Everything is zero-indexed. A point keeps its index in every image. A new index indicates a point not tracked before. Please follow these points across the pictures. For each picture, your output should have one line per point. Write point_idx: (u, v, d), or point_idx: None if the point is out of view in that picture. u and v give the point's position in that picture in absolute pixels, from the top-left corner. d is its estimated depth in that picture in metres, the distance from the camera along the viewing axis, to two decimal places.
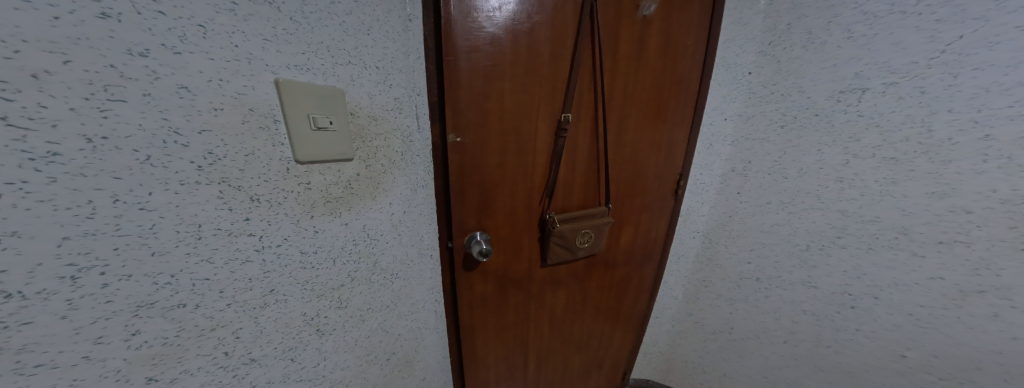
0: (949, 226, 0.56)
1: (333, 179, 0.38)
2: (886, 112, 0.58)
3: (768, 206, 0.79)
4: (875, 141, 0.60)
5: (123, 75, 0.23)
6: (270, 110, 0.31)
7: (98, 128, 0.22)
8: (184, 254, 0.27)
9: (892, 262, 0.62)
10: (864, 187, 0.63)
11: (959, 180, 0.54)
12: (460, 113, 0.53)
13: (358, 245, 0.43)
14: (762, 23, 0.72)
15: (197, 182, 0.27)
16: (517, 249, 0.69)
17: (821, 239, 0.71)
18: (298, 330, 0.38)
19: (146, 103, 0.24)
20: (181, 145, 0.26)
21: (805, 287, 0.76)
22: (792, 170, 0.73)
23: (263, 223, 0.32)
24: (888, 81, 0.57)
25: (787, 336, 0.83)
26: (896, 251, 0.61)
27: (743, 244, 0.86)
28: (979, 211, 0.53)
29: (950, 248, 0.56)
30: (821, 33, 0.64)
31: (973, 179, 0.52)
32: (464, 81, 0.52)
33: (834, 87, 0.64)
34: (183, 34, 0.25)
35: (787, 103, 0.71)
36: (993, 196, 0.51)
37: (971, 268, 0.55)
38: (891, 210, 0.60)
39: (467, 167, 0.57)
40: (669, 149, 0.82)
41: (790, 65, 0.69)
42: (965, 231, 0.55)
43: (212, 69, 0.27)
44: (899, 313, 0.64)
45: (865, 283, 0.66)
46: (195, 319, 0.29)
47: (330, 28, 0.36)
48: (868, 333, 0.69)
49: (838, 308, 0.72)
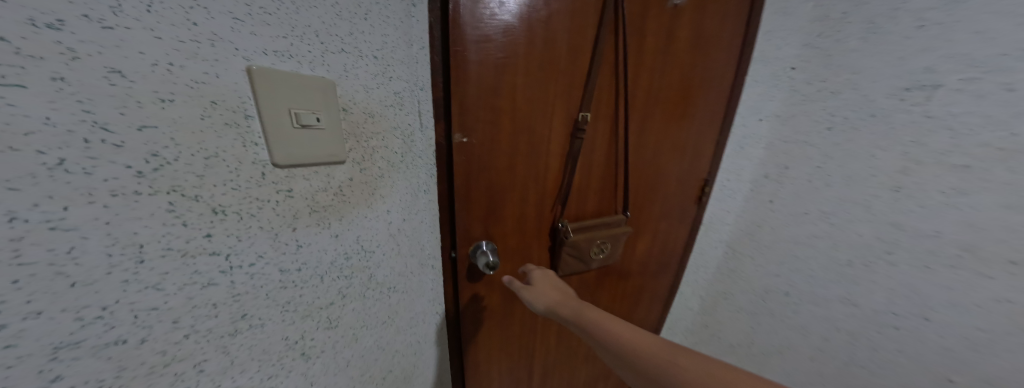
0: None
1: (320, 184, 0.33)
2: (960, 112, 0.50)
3: (805, 216, 0.71)
4: (944, 146, 0.51)
5: (20, 52, 0.17)
6: (240, 104, 0.26)
7: None
8: (121, 283, 0.21)
9: (949, 281, 0.53)
10: (924, 198, 0.54)
11: None
12: (467, 110, 0.47)
13: (350, 259, 0.39)
14: (810, 11, 0.66)
15: (139, 192, 0.21)
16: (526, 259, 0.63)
17: (867, 253, 0.62)
18: (279, 356, 0.33)
19: (56, 90, 0.18)
20: (112, 145, 0.20)
21: (840, 304, 0.67)
22: (838, 176, 0.64)
23: (230, 239, 0.27)
24: (966, 76, 0.49)
25: (811, 353, 0.73)
26: (957, 270, 0.52)
27: (772, 256, 0.79)
28: None
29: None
30: (884, 22, 0.56)
31: None
32: (473, 75, 0.46)
33: (897, 83, 0.55)
34: (116, 3, 0.19)
35: (837, 101, 0.63)
36: None
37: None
38: (954, 223, 0.52)
39: (473, 171, 0.51)
40: (696, 151, 0.74)
41: (843, 58, 0.61)
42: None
43: (159, 51, 0.21)
44: (952, 336, 0.53)
45: (913, 302, 0.57)
46: (142, 356, 0.23)
47: (320, 10, 0.31)
48: (912, 356, 0.58)
49: (876, 328, 0.62)
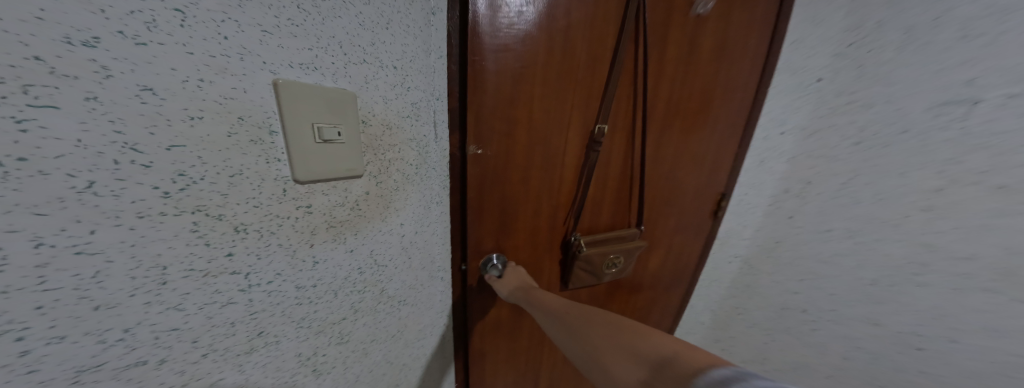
0: None
1: (339, 198, 0.33)
2: (1002, 131, 0.47)
3: (829, 234, 0.68)
4: (983, 165, 0.49)
5: (54, 70, 0.17)
6: (265, 119, 0.26)
7: (13, 144, 0.16)
8: (143, 305, 0.21)
9: (986, 305, 0.51)
10: (959, 219, 0.52)
11: None
12: (482, 121, 0.47)
13: (364, 273, 0.38)
14: (842, 20, 0.62)
15: (164, 213, 0.22)
16: (536, 272, 0.61)
17: (894, 274, 0.59)
18: (292, 373, 0.32)
19: (90, 111, 0.18)
20: (141, 166, 0.20)
21: (864, 324, 0.65)
22: (866, 193, 0.61)
23: (250, 257, 0.27)
24: (1008, 92, 0.46)
25: (831, 372, 0.72)
26: (994, 294, 0.50)
27: (793, 273, 0.76)
28: None
29: None
30: (924, 31, 0.52)
31: None
32: (490, 85, 0.45)
33: (935, 97, 0.52)
34: (151, 19, 0.20)
35: (868, 114, 0.60)
36: None
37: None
38: (992, 248, 0.49)
39: (487, 182, 0.50)
40: (714, 164, 0.72)
41: (876, 70, 0.58)
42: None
43: (190, 68, 0.21)
44: (981, 359, 0.53)
45: (942, 326, 0.55)
46: (161, 376, 0.23)
47: (344, 20, 0.31)
48: (936, 378, 0.57)
49: (902, 349, 0.61)
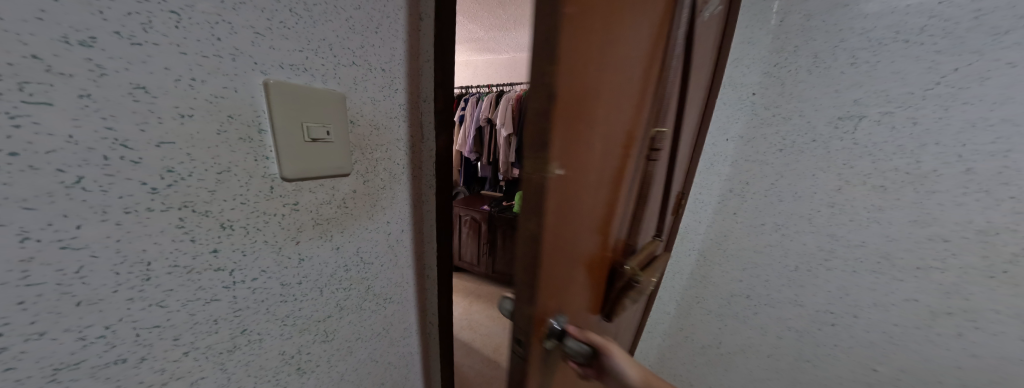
0: (928, 252, 0.59)
1: (326, 197, 0.33)
2: (879, 141, 0.60)
3: (761, 228, 0.77)
4: (867, 169, 0.62)
5: (50, 69, 0.18)
6: (255, 117, 0.26)
7: (6, 139, 0.17)
8: (126, 301, 0.21)
9: (874, 284, 0.64)
10: (855, 213, 0.64)
11: (940, 210, 0.57)
12: (562, 111, 0.28)
13: (349, 271, 0.38)
14: (770, 43, 0.71)
15: (152, 208, 0.22)
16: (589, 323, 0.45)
17: (810, 260, 0.71)
18: (275, 372, 0.32)
19: (82, 107, 0.19)
20: (130, 161, 0.20)
21: (791, 305, 0.75)
22: (788, 192, 0.72)
23: (235, 254, 0.26)
24: (884, 110, 0.60)
25: (771, 351, 0.81)
26: (878, 275, 0.64)
27: (735, 263, 0.82)
28: (957, 239, 0.57)
29: (926, 273, 0.60)
30: (827, 57, 0.64)
31: (953, 210, 0.56)
32: (572, 53, 0.28)
33: (834, 112, 0.65)
34: (147, 20, 0.20)
35: (788, 126, 0.71)
36: (970, 226, 0.56)
37: (943, 291, 0.59)
38: (876, 235, 0.63)
39: (569, 216, 0.33)
40: (683, 168, 0.75)
41: (794, 88, 0.69)
42: (942, 258, 0.58)
43: (183, 66, 0.22)
44: (876, 330, 0.66)
45: (846, 303, 0.68)
46: (141, 375, 0.23)
47: (335, 24, 0.32)
48: (845, 348, 0.70)
49: (820, 325, 0.72)
